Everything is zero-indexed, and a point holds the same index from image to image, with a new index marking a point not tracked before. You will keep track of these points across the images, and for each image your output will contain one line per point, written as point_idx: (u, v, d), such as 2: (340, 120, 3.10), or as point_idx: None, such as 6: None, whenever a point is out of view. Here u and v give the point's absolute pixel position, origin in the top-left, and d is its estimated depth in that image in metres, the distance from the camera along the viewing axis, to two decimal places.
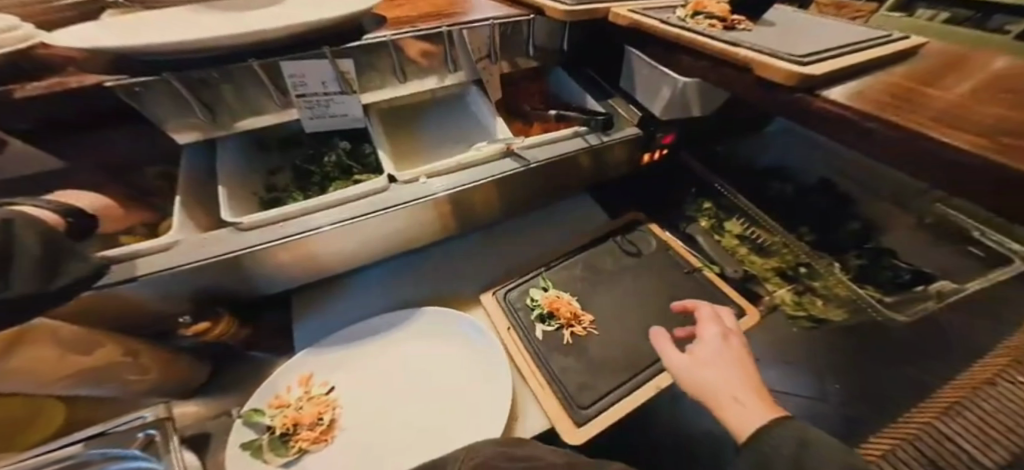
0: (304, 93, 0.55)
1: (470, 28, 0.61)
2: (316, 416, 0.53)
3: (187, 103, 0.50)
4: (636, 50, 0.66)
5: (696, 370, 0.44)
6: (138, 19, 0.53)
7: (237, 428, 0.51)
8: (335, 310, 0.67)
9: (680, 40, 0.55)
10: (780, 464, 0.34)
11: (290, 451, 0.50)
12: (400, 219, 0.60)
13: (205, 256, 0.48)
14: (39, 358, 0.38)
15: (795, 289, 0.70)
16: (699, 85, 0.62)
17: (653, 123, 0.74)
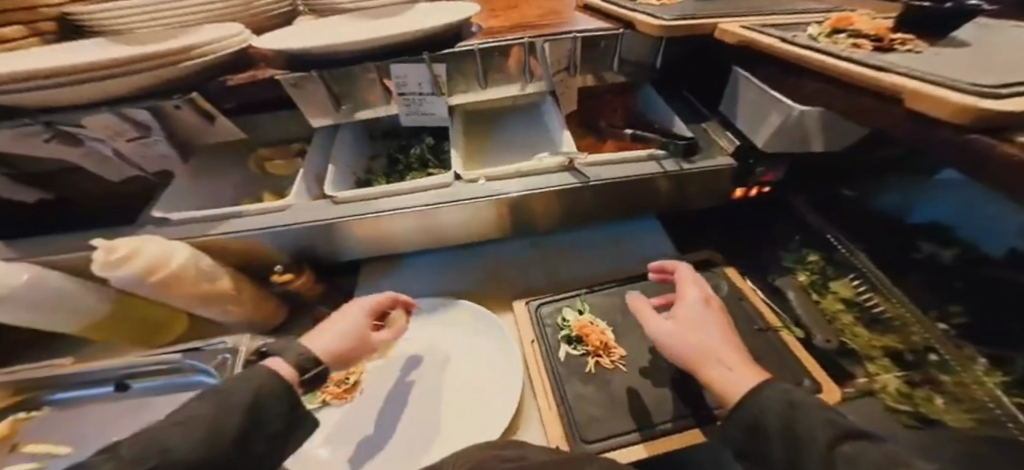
0: (404, 92, 0.61)
1: (553, 40, 0.58)
2: (344, 375, 0.60)
3: (324, 96, 0.58)
4: (746, 71, 0.56)
5: (681, 334, 0.42)
6: (312, 23, 0.67)
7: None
8: (391, 284, 0.75)
9: (804, 62, 0.43)
10: (769, 431, 0.31)
11: (317, 400, 0.58)
12: (453, 214, 0.64)
13: (293, 220, 0.59)
14: (181, 279, 0.50)
15: (906, 377, 0.50)
16: (823, 114, 0.47)
17: (752, 154, 0.61)
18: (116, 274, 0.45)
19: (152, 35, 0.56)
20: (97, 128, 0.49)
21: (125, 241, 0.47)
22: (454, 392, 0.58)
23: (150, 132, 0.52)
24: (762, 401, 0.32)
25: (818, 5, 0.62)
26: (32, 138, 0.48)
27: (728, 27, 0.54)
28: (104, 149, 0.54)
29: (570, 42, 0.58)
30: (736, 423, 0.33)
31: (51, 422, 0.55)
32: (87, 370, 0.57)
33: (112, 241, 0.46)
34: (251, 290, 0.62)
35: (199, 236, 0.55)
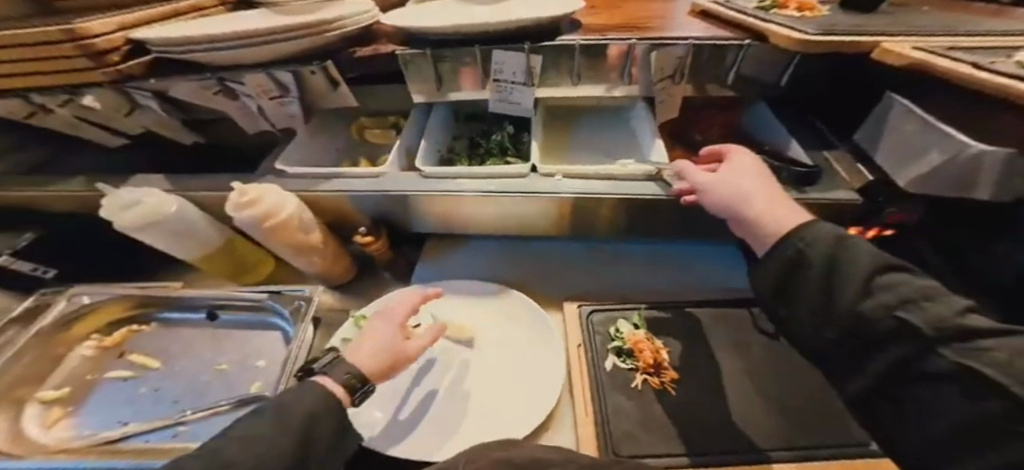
0: (499, 79, 0.61)
1: (662, 46, 0.53)
2: None
3: (429, 75, 0.61)
4: (907, 99, 0.44)
5: (732, 184, 0.45)
6: (426, 6, 0.70)
7: (347, 324, 0.63)
8: (448, 261, 0.78)
9: (1008, 97, 0.28)
10: (813, 257, 0.35)
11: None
12: (523, 205, 0.64)
13: (376, 189, 0.63)
14: (284, 228, 0.59)
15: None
16: (1010, 164, 0.34)
17: (885, 193, 0.49)
18: (243, 215, 0.56)
19: (299, 5, 0.58)
20: (251, 85, 0.57)
21: (259, 187, 0.58)
22: (492, 382, 0.58)
23: (290, 94, 0.59)
24: (805, 243, 0.36)
25: (1004, 24, 0.51)
26: (205, 90, 0.57)
27: (895, 45, 0.40)
28: (251, 104, 0.61)
29: (681, 49, 0.53)
30: (778, 259, 0.37)
31: (150, 337, 0.64)
32: (187, 297, 0.67)
33: (248, 186, 0.57)
34: (335, 246, 0.68)
35: (305, 191, 0.64)
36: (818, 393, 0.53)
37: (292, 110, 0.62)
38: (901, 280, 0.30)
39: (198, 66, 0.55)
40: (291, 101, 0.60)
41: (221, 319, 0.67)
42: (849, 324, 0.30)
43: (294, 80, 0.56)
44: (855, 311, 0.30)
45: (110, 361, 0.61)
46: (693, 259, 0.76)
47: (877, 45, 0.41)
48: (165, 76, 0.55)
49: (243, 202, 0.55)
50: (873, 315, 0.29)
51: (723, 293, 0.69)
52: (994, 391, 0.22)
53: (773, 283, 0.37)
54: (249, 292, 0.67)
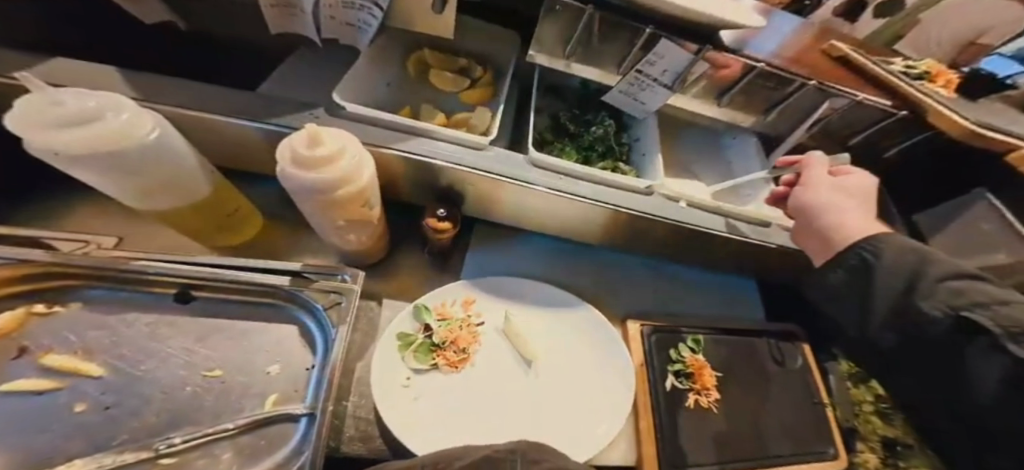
0: (643, 70, 0.50)
1: (831, 99, 0.51)
2: (464, 345, 0.55)
3: (572, 32, 0.49)
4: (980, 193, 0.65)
5: (828, 194, 0.46)
6: None
7: (406, 314, 0.54)
8: (501, 253, 0.68)
9: None
10: (881, 268, 0.38)
11: (427, 361, 0.53)
12: (624, 223, 0.56)
13: (461, 162, 0.48)
14: (352, 198, 0.38)
15: (883, 458, 0.64)
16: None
17: None
18: (305, 176, 0.33)
19: None
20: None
21: (333, 133, 0.36)
22: (558, 393, 0.56)
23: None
24: (877, 252, 0.39)
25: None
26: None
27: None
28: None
29: (844, 102, 0.51)
30: (844, 265, 0.41)
31: (70, 324, 0.42)
32: (137, 269, 0.44)
33: (318, 127, 0.34)
34: (384, 223, 0.50)
35: (375, 147, 0.46)
36: (809, 415, 0.67)
37: (360, 18, 0.42)
38: (966, 286, 0.36)
39: None
40: (367, 9, 0.40)
41: (198, 304, 0.47)
42: (902, 325, 0.37)
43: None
44: (918, 313, 0.36)
45: (0, 364, 0.39)
46: (728, 284, 0.79)
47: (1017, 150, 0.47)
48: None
49: (310, 156, 0.33)
50: (936, 314, 0.35)
51: (758, 324, 0.74)
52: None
53: (839, 289, 0.41)
54: (253, 274, 0.47)
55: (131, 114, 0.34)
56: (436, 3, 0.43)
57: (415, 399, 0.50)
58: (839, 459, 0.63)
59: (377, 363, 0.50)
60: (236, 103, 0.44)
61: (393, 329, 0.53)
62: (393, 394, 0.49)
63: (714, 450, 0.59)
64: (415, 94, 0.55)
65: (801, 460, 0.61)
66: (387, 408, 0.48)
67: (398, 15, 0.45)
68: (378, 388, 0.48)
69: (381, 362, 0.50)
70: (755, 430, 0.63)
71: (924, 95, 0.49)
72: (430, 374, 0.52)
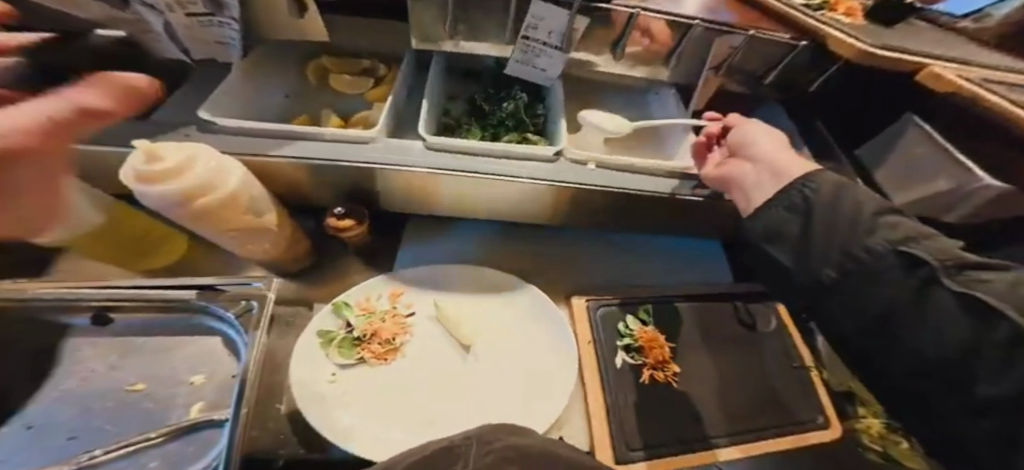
0: (529, 37, 0.51)
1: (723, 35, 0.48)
2: (391, 336, 0.56)
3: (443, 13, 0.49)
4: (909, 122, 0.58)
5: (756, 143, 0.44)
6: None
7: (327, 311, 0.56)
8: (436, 244, 0.68)
9: None
10: (819, 206, 0.35)
11: (353, 356, 0.53)
12: (543, 195, 0.56)
13: (355, 158, 0.49)
14: (233, 198, 0.39)
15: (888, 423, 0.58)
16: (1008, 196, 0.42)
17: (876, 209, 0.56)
18: (153, 190, 0.35)
19: None
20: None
21: (179, 148, 0.37)
22: (497, 374, 0.55)
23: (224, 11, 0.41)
24: (811, 188, 0.36)
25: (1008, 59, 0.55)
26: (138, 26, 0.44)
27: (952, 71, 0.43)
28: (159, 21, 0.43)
29: (739, 37, 0.48)
30: (785, 203, 0.37)
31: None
32: (39, 298, 0.48)
33: (158, 146, 0.36)
34: (291, 228, 0.50)
35: (257, 155, 0.47)
36: (785, 379, 0.61)
37: (224, 34, 0.45)
38: (901, 220, 0.33)
39: None
40: (228, 24, 0.43)
41: (123, 326, 0.50)
42: (851, 263, 0.32)
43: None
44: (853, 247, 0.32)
45: None
46: (687, 249, 0.75)
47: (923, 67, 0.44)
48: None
49: (150, 170, 0.35)
50: (879, 249, 0.31)
51: (723, 288, 0.69)
52: (978, 311, 0.26)
53: (777, 228, 0.37)
54: (159, 291, 0.50)
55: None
56: (294, 9, 0.43)
57: (340, 392, 0.50)
58: (831, 426, 0.57)
59: (296, 362, 0.51)
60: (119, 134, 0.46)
61: (313, 324, 0.54)
62: (317, 388, 0.50)
63: (674, 424, 0.55)
64: (311, 100, 0.57)
65: (784, 428, 0.56)
66: (308, 403, 0.48)
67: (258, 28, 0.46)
68: (299, 385, 0.49)
69: (303, 361, 0.51)
70: (723, 401, 0.58)
71: (822, 23, 0.46)
72: (356, 368, 0.53)
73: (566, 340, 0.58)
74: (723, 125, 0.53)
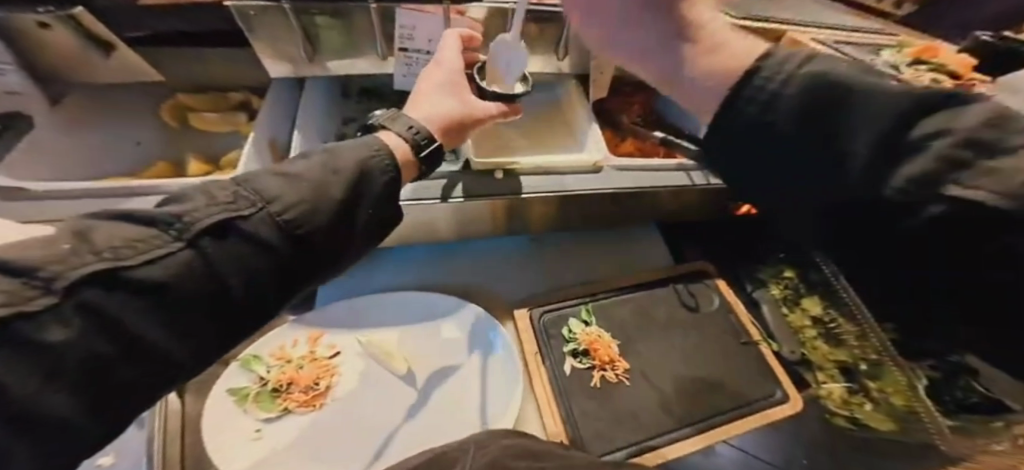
0: (408, 48, 0.47)
1: None
2: (313, 380, 0.51)
3: (294, 35, 0.45)
4: None
5: None
6: None
7: (234, 369, 0.50)
8: (361, 275, 0.64)
9: None
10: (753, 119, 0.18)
11: (275, 408, 0.48)
12: (460, 212, 0.56)
13: None
14: None
15: (847, 386, 0.59)
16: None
17: None
18: None
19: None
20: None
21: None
22: (441, 398, 0.52)
23: None
24: (777, 78, 0.17)
25: (868, 24, 0.59)
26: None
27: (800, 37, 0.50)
28: None
29: None
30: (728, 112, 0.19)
31: None
32: None
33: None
34: None
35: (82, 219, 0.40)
36: (732, 352, 0.61)
37: None
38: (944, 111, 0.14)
39: None
40: None
41: None
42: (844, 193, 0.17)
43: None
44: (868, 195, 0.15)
45: None
46: (621, 237, 0.74)
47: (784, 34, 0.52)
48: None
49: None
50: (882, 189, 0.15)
51: (667, 272, 0.68)
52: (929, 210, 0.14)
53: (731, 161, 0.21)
54: None
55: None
56: None
57: (264, 451, 0.45)
58: (791, 399, 0.56)
59: (208, 429, 0.45)
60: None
61: (224, 384, 0.49)
62: (239, 452, 0.44)
63: (629, 427, 0.52)
64: (180, 147, 0.52)
65: (740, 401, 0.56)
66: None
67: None
68: (215, 454, 0.43)
69: (214, 429, 0.45)
70: (677, 388, 0.56)
71: None
72: (283, 421, 0.48)
73: (507, 349, 0.55)
74: None
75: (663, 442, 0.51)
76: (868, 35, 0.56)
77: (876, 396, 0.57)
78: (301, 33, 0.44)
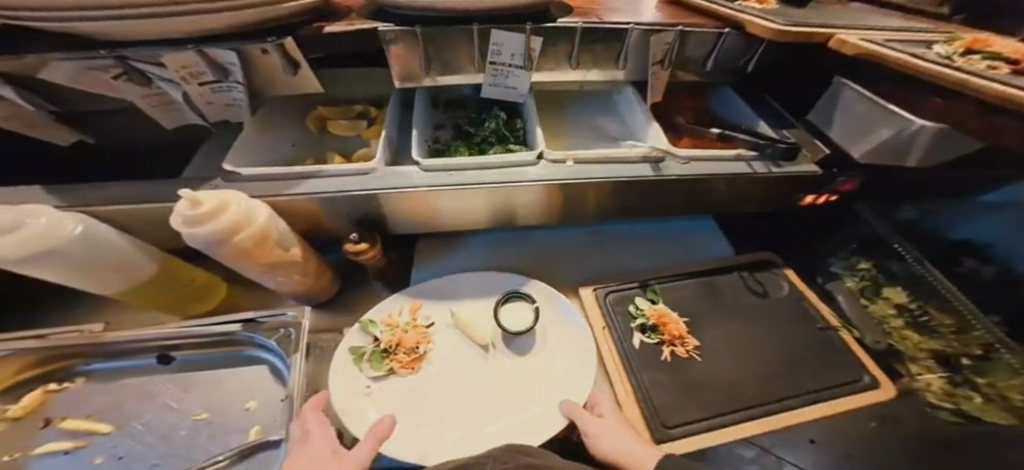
0: (495, 61, 0.60)
1: (653, 35, 0.60)
2: (415, 344, 0.56)
3: (417, 55, 0.56)
4: (851, 81, 0.61)
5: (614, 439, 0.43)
6: None
7: (356, 331, 0.57)
8: (446, 258, 0.72)
9: (906, 68, 0.47)
10: None
11: (382, 368, 0.53)
12: (539, 194, 0.61)
13: (372, 189, 0.53)
14: (246, 247, 0.43)
15: (948, 377, 0.53)
16: (940, 131, 0.50)
17: (836, 163, 0.65)
18: (201, 233, 0.39)
19: (359, 17, 0.54)
20: (174, 67, 0.43)
21: (215, 193, 0.42)
22: (518, 373, 0.54)
23: (228, 77, 0.47)
24: None
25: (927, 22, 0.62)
26: (98, 73, 0.43)
27: (849, 39, 0.54)
28: (173, 91, 0.48)
29: (671, 35, 0.60)
30: None
31: (81, 395, 0.51)
32: (116, 341, 0.53)
33: (196, 193, 0.40)
34: (316, 259, 0.56)
35: (270, 196, 0.50)
36: (809, 339, 0.59)
37: (233, 98, 0.51)
38: None
39: (84, 41, 0.40)
40: (235, 88, 0.49)
41: (179, 361, 0.55)
42: None
43: (241, 59, 0.45)
44: None
45: (33, 433, 0.48)
46: (680, 231, 0.79)
47: (831, 37, 0.57)
48: (23, 53, 0.39)
49: (195, 214, 0.39)
50: None
51: (729, 262, 0.71)
52: None
53: None
54: (199, 326, 0.55)
55: (49, 218, 0.40)
56: (289, 68, 0.49)
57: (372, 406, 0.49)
58: (881, 385, 0.53)
59: (331, 377, 0.51)
60: (150, 194, 0.49)
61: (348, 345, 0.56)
62: (354, 402, 0.49)
63: (707, 407, 0.51)
64: (319, 146, 0.64)
65: (827, 389, 0.53)
66: (342, 412, 0.48)
67: (259, 87, 0.52)
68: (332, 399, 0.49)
69: (334, 376, 0.51)
70: (753, 367, 0.56)
71: (738, 12, 0.61)
72: (389, 379, 0.53)
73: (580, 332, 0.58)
74: (664, 316, 0.61)
75: (741, 420, 0.50)
76: (918, 34, 0.59)
77: (988, 391, 0.51)
78: (419, 54, 0.55)
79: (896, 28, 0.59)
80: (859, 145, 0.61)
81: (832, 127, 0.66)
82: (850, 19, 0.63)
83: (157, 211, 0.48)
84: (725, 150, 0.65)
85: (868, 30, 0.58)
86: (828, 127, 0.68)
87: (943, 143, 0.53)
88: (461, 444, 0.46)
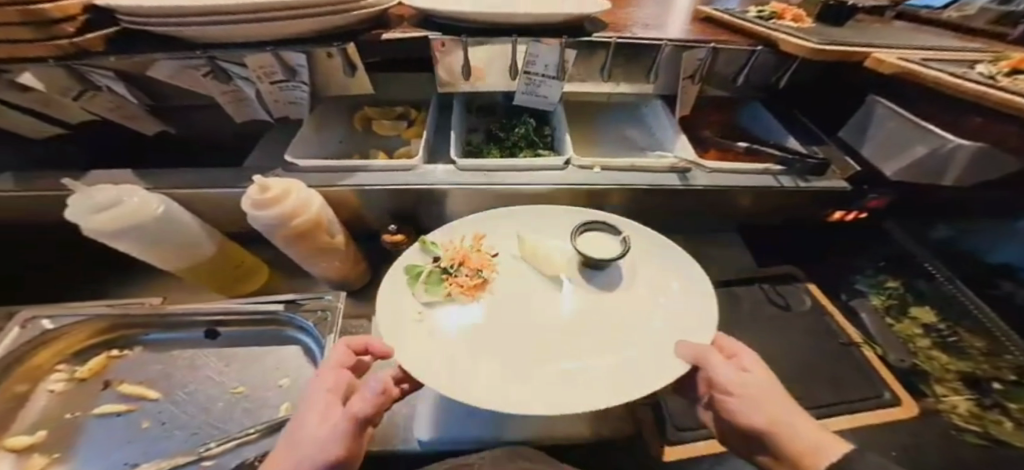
0: (530, 71, 0.63)
1: (687, 50, 0.62)
2: (478, 268, 0.49)
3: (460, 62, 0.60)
4: (888, 102, 0.62)
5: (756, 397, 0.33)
6: None
7: (415, 250, 0.51)
8: None
9: (947, 87, 0.48)
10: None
11: (439, 293, 0.45)
12: (565, 199, 0.63)
13: (413, 184, 0.56)
14: (303, 232, 0.47)
15: (977, 400, 0.52)
16: (980, 150, 0.50)
17: (866, 180, 0.65)
18: (265, 216, 0.44)
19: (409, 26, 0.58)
20: (251, 67, 0.49)
21: (278, 181, 0.47)
22: (611, 310, 0.46)
23: (295, 77, 0.52)
24: None
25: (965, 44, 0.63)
26: (191, 71, 0.50)
27: (887, 58, 0.55)
28: (248, 89, 0.54)
29: (703, 51, 0.62)
30: None
31: (138, 363, 0.56)
32: (172, 314, 0.58)
33: (266, 180, 0.46)
34: (354, 247, 0.60)
35: (323, 187, 0.55)
36: (834, 355, 0.59)
37: (295, 96, 0.56)
38: None
39: (184, 44, 0.46)
40: (299, 86, 0.54)
41: (225, 337, 0.59)
42: None
43: (309, 61, 0.50)
44: None
45: (94, 394, 0.53)
46: (703, 241, 0.80)
47: (868, 56, 0.58)
48: (133, 53, 0.45)
49: (264, 198, 0.44)
50: None
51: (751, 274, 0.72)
52: None
53: None
54: (246, 305, 0.60)
55: (140, 197, 0.47)
56: (348, 70, 0.54)
57: (427, 331, 0.41)
58: (902, 403, 0.52)
59: (383, 294, 0.44)
60: (218, 179, 0.55)
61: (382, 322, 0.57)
62: (405, 326, 0.41)
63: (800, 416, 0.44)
64: (363, 144, 0.68)
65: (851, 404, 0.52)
66: (391, 333, 0.39)
67: (319, 87, 0.57)
68: (383, 317, 0.41)
69: (388, 294, 0.44)
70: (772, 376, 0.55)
71: (772, 30, 0.63)
72: (446, 306, 0.45)
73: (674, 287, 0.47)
74: None
75: None
76: (963, 53, 0.59)
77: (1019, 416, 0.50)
78: (463, 61, 0.60)
79: (935, 49, 0.60)
80: (892, 164, 0.61)
81: (866, 144, 0.67)
82: (885, 39, 0.64)
83: (225, 195, 0.54)
84: (753, 164, 0.66)
85: (906, 50, 0.59)
86: (861, 144, 0.68)
87: (981, 162, 0.54)
88: (538, 384, 0.36)
